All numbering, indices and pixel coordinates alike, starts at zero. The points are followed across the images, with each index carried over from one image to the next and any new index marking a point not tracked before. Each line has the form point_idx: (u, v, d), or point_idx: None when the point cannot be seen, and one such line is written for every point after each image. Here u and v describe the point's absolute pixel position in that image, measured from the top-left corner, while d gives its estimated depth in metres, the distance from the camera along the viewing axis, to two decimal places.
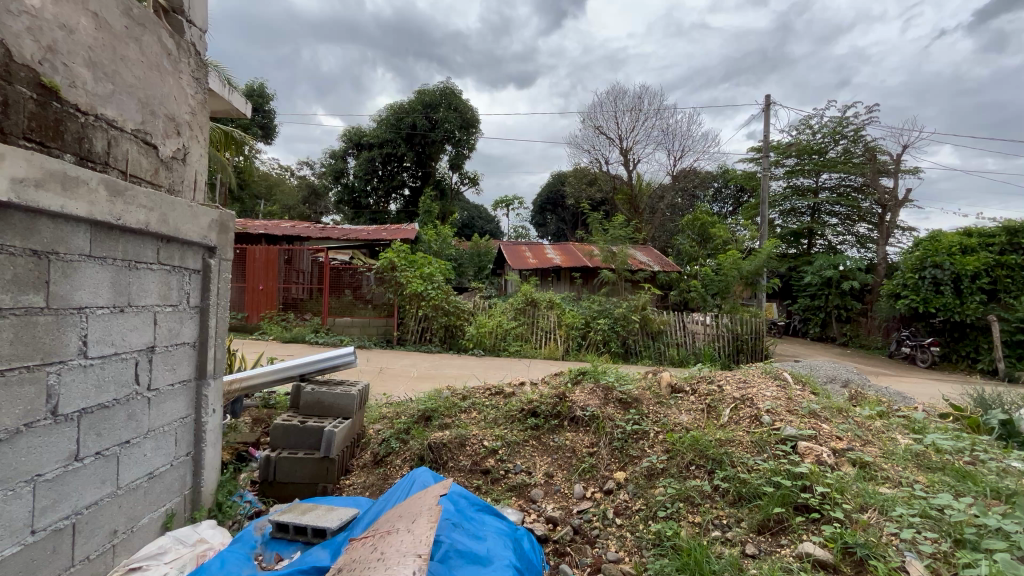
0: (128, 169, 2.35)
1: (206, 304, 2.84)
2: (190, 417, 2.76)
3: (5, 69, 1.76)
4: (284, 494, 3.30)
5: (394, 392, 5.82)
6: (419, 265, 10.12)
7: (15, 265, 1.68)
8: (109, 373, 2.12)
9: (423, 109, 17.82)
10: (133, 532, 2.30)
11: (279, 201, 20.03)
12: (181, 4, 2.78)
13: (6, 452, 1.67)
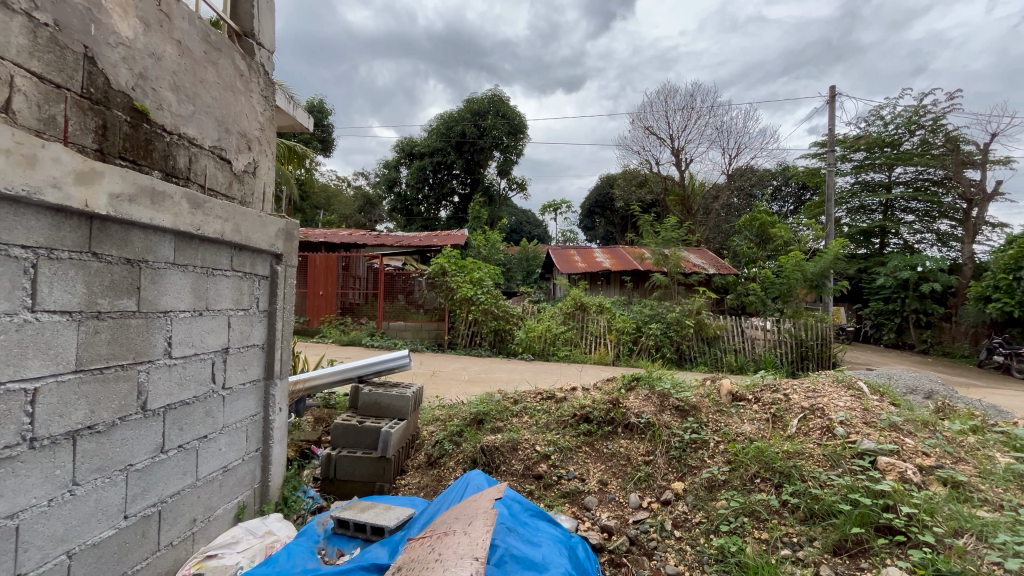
0: (206, 183, 2.54)
1: (273, 308, 3.01)
2: (259, 414, 2.92)
3: (103, 95, 1.94)
4: (344, 491, 3.43)
5: (446, 394, 5.92)
6: (469, 270, 10.28)
7: (112, 273, 1.85)
8: (190, 372, 2.29)
9: (471, 117, 18.14)
10: (210, 521, 2.46)
11: (337, 211, 21.00)
12: (252, 28, 2.98)
13: (105, 443, 1.83)
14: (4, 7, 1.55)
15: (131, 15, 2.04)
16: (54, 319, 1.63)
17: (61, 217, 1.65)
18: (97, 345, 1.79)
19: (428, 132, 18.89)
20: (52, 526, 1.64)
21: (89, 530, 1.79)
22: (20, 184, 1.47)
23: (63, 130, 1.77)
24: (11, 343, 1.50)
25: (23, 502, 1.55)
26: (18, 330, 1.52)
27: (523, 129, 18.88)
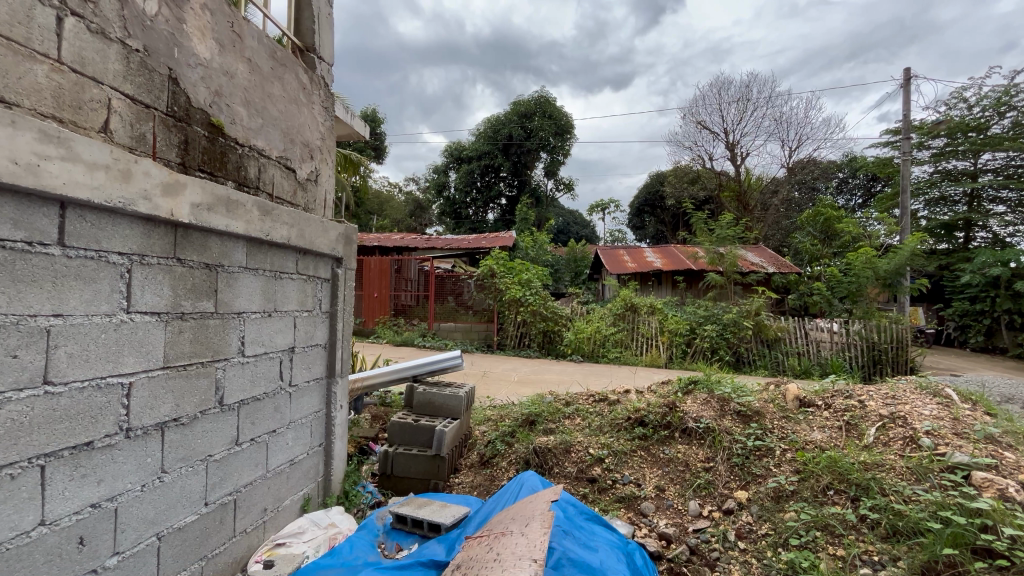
0: (273, 192, 2.69)
1: (334, 309, 3.14)
2: (322, 411, 3.06)
3: (185, 113, 2.10)
4: (400, 487, 3.53)
5: (497, 395, 5.97)
6: (518, 271, 10.33)
7: (193, 277, 1.99)
8: (261, 369, 2.44)
9: (518, 119, 18.22)
10: (278, 511, 2.60)
11: (389, 216, 21.74)
12: (313, 42, 3.13)
13: (188, 434, 1.98)
14: (103, 37, 1.71)
15: (207, 38, 2.20)
16: (146, 318, 1.77)
17: (151, 225, 1.79)
18: (181, 343, 1.94)
19: (476, 135, 19.16)
20: (144, 509, 1.79)
21: (176, 514, 1.93)
22: (117, 196, 1.61)
23: (151, 146, 1.93)
24: (111, 341, 1.64)
25: (120, 486, 1.69)
26: (115, 329, 1.66)
27: (570, 129, 18.75)
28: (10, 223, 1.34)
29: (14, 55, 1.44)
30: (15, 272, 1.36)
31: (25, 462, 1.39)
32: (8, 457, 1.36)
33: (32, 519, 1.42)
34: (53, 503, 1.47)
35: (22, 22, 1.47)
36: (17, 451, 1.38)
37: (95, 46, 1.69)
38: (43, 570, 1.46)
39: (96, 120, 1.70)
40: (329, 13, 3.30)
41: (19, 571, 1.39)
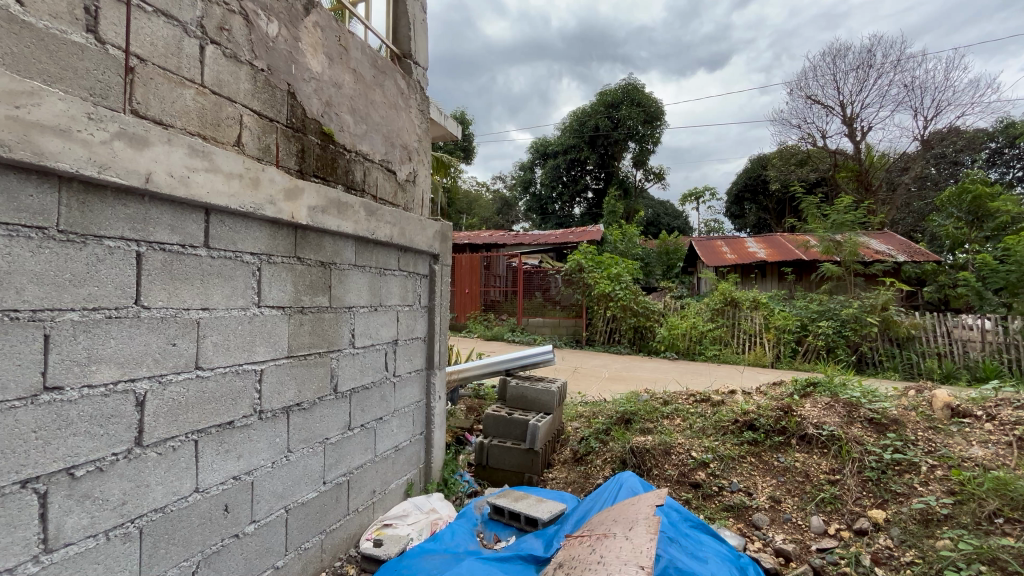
0: (377, 193, 2.85)
1: (432, 304, 3.27)
2: (423, 401, 3.21)
3: (302, 124, 2.28)
4: (495, 479, 3.60)
5: (589, 391, 5.86)
6: (606, 266, 10.04)
7: (311, 274, 2.17)
8: (369, 360, 2.60)
9: (604, 109, 17.74)
10: (385, 494, 2.76)
11: (478, 214, 22.36)
12: (410, 48, 3.26)
13: (309, 418, 2.17)
14: (234, 60, 1.91)
15: (319, 53, 2.38)
16: (273, 312, 1.96)
17: (276, 227, 1.97)
18: (301, 335, 2.12)
19: (561, 129, 18.97)
20: (274, 483, 1.98)
21: (300, 490, 2.12)
22: (248, 202, 1.78)
23: (274, 156, 2.12)
24: (246, 332, 1.84)
25: (255, 462, 1.88)
26: (249, 321, 1.85)
27: (661, 115, 17.86)
28: (167, 229, 1.53)
29: (168, 82, 1.66)
30: (172, 271, 1.56)
31: (182, 436, 1.59)
32: (170, 431, 1.55)
33: (189, 486, 1.62)
34: (205, 473, 1.68)
35: (174, 53, 1.68)
36: (177, 426, 1.58)
37: (229, 69, 1.89)
38: (198, 531, 1.66)
39: (230, 135, 1.90)
40: (423, 19, 3.42)
41: (180, 531, 1.60)
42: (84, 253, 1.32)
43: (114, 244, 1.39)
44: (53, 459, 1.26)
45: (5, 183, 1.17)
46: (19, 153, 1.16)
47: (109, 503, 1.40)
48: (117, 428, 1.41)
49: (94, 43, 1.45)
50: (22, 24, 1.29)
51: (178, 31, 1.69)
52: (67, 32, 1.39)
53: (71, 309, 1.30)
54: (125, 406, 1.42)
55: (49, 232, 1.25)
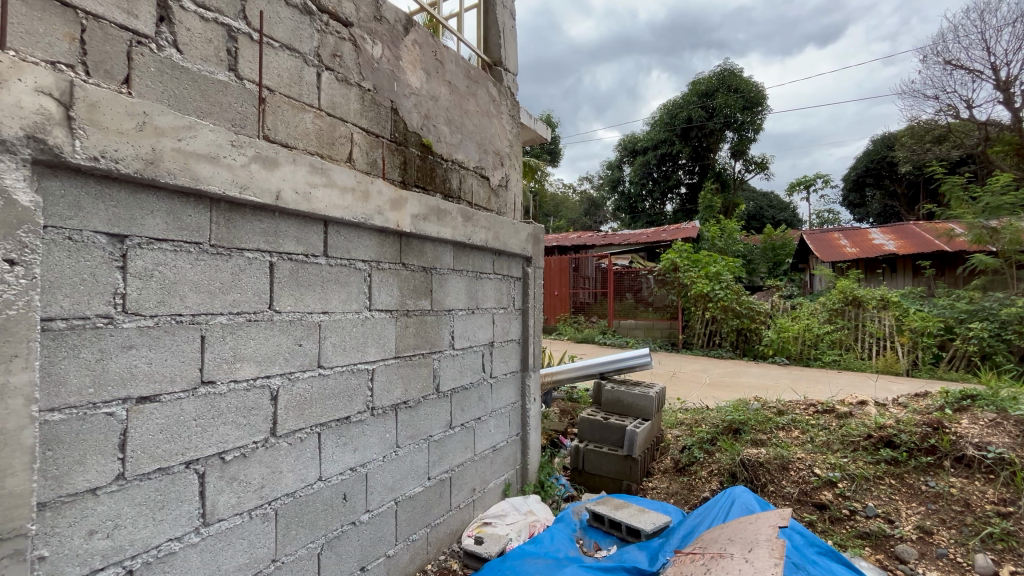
0: (472, 200, 2.94)
1: (526, 306, 3.29)
2: (518, 402, 3.23)
3: (404, 137, 2.41)
4: (592, 484, 3.52)
5: (689, 397, 5.53)
6: (704, 264, 9.40)
7: (415, 279, 2.28)
8: (467, 361, 2.68)
9: (698, 99, 16.79)
10: (485, 492, 2.83)
11: (566, 216, 22.29)
12: (500, 56, 3.33)
13: (415, 416, 2.28)
14: (345, 83, 2.08)
15: (418, 69, 2.51)
16: (382, 315, 2.09)
17: (383, 236, 2.10)
18: (407, 337, 2.24)
19: (650, 124, 18.25)
20: (385, 476, 2.11)
21: (407, 485, 2.24)
22: (360, 213, 1.92)
23: (380, 169, 2.26)
24: (359, 334, 1.98)
25: (368, 455, 2.02)
26: (362, 323, 1.99)
27: (762, 100, 16.49)
28: (294, 240, 1.70)
29: (292, 109, 1.84)
30: (299, 278, 1.72)
31: (307, 429, 1.75)
32: (298, 423, 1.72)
33: (314, 474, 1.78)
34: (327, 464, 1.83)
35: (296, 82, 1.86)
36: (303, 419, 1.74)
37: (341, 92, 2.05)
38: (322, 516, 1.81)
39: (343, 152, 2.06)
40: (512, 26, 3.47)
41: (307, 515, 1.75)
42: (230, 264, 1.50)
43: (253, 256, 1.57)
44: (208, 443, 1.45)
45: (171, 206, 1.35)
46: (181, 179, 1.34)
47: (251, 485, 1.57)
48: (256, 419, 1.58)
49: (234, 80, 1.65)
50: (181, 69, 1.51)
51: (299, 62, 1.88)
52: (214, 72, 1.60)
53: (221, 313, 1.48)
54: (262, 399, 1.60)
55: (203, 247, 1.43)
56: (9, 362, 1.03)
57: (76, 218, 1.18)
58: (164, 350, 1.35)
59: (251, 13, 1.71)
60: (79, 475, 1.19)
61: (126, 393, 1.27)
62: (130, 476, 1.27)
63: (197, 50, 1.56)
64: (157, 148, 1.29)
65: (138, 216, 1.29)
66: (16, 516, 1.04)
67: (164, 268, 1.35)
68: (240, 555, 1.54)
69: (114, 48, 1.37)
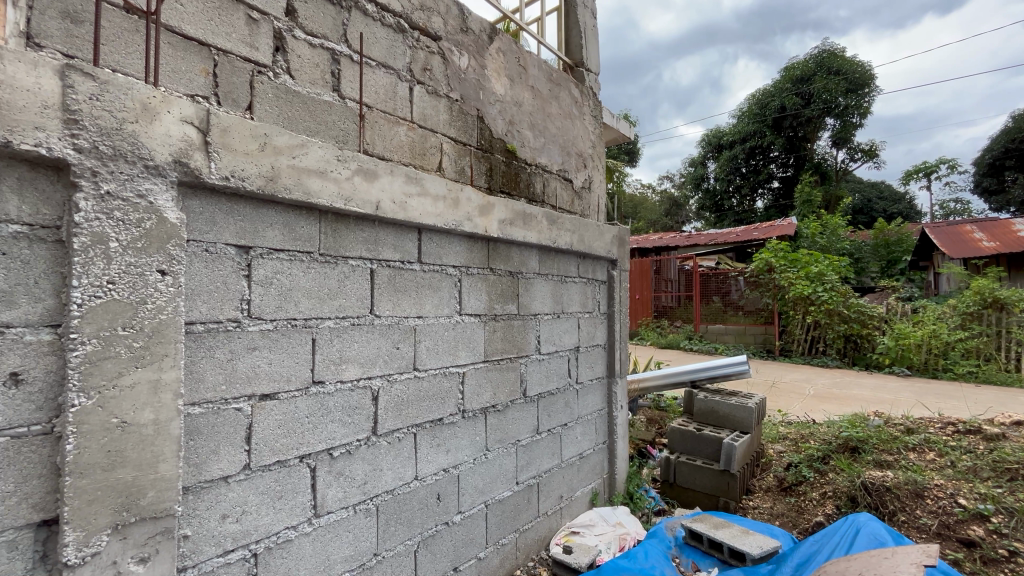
0: (556, 203, 2.91)
1: (611, 311, 3.20)
2: (605, 409, 3.14)
3: (489, 144, 2.45)
4: (685, 499, 3.32)
5: (792, 409, 5.07)
6: (804, 264, 8.56)
7: (502, 283, 2.30)
8: (553, 366, 2.65)
9: (792, 85, 15.53)
10: (572, 500, 2.77)
11: (645, 217, 21.55)
12: (582, 56, 3.28)
13: (503, 420, 2.29)
14: (435, 95, 2.15)
15: (502, 76, 2.54)
16: (471, 319, 2.12)
17: (472, 242, 2.14)
18: (495, 341, 2.25)
19: (737, 116, 17.16)
20: (476, 479, 2.13)
21: (496, 488, 2.24)
22: (450, 219, 1.97)
23: (468, 176, 2.31)
24: (451, 337, 2.02)
25: (460, 457, 2.06)
26: (453, 327, 2.04)
27: (869, 81, 14.91)
28: (391, 248, 1.78)
29: (388, 123, 1.94)
30: (396, 284, 1.80)
31: (404, 429, 1.82)
32: (396, 423, 1.79)
33: (410, 473, 1.84)
34: (422, 463, 1.89)
35: (392, 98, 1.96)
36: (401, 420, 1.80)
37: (431, 104, 2.13)
38: (418, 514, 1.87)
39: (434, 162, 2.13)
40: (594, 25, 3.42)
41: (405, 512, 1.82)
42: (336, 272, 1.60)
43: (355, 264, 1.66)
44: (319, 439, 1.54)
45: (286, 218, 1.47)
46: (295, 194, 1.45)
47: (356, 481, 1.65)
48: (359, 418, 1.67)
49: (337, 99, 1.77)
50: (293, 93, 1.65)
51: (393, 78, 1.97)
52: (320, 93, 1.73)
53: (329, 317, 1.58)
54: (364, 399, 1.68)
55: (313, 255, 1.54)
56: (162, 360, 1.17)
57: (211, 231, 1.31)
58: (282, 351, 1.46)
59: (351, 36, 1.83)
60: (215, 463, 1.31)
61: (251, 390, 1.39)
62: (254, 466, 1.39)
63: (306, 74, 1.70)
64: (276, 165, 1.41)
65: (260, 228, 1.41)
66: (166, 498, 1.18)
67: (282, 276, 1.46)
68: (346, 546, 1.62)
69: (239, 79, 1.53)
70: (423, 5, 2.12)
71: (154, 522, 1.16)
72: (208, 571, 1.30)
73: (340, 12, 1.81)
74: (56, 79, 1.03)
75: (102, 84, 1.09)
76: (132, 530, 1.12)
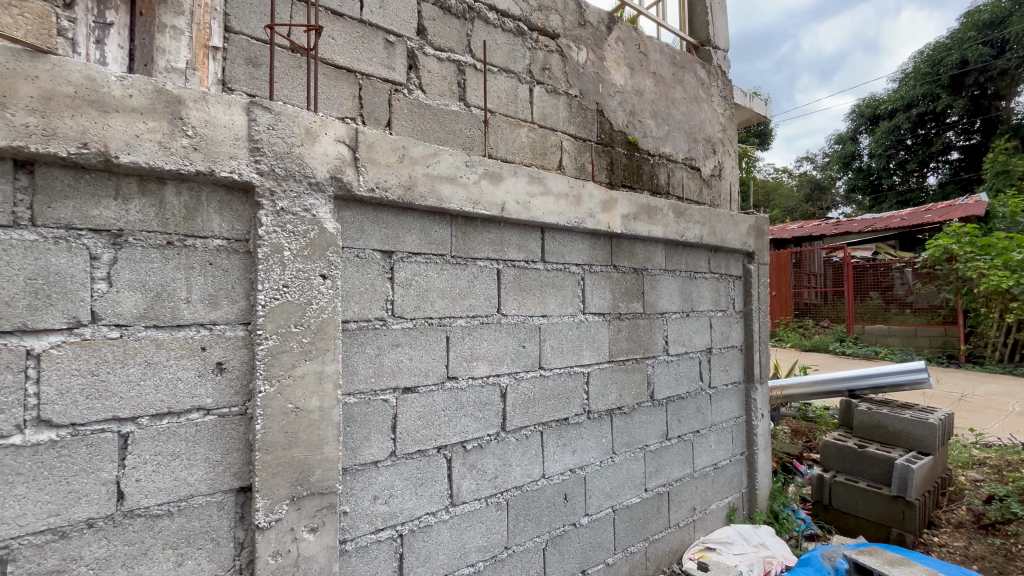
0: (682, 194, 2.73)
1: (748, 309, 2.91)
2: (743, 417, 2.86)
3: (609, 137, 2.37)
4: (845, 526, 2.88)
5: (987, 428, 4.14)
6: (1001, 251, 6.87)
7: (626, 281, 2.21)
8: (683, 369, 2.48)
9: (977, 32, 12.78)
10: (706, 513, 2.57)
11: (780, 205, 19.30)
12: (709, 34, 3.03)
13: (630, 423, 2.20)
14: (554, 94, 2.15)
15: (622, 66, 2.45)
16: (595, 318, 2.08)
17: (595, 239, 2.09)
18: (620, 341, 2.17)
19: (900, 79, 14.58)
20: (603, 481, 2.08)
21: (624, 493, 2.17)
22: (573, 217, 1.94)
23: (589, 172, 2.26)
24: (575, 337, 2.00)
25: (586, 458, 2.02)
26: (577, 326, 2.01)
27: None
28: (516, 248, 1.81)
29: (510, 125, 1.98)
30: (521, 283, 1.82)
31: (531, 427, 1.84)
32: (523, 421, 1.81)
33: (538, 471, 1.85)
34: (549, 462, 1.89)
35: (513, 101, 2.00)
36: (528, 418, 1.83)
37: (551, 103, 2.13)
38: (546, 513, 1.88)
39: (554, 160, 2.13)
40: None
41: (533, 509, 1.84)
42: (466, 272, 1.67)
43: (483, 265, 1.72)
44: (453, 433, 1.63)
45: (422, 224, 1.57)
46: (429, 201, 1.54)
47: (487, 474, 1.71)
48: (489, 413, 1.72)
49: (463, 108, 1.85)
50: (425, 107, 1.77)
51: (514, 81, 2.01)
52: (448, 104, 1.83)
53: (460, 316, 1.66)
54: (494, 395, 1.73)
55: (445, 257, 1.62)
56: (325, 354, 1.32)
57: (361, 239, 1.45)
58: (420, 347, 1.56)
59: (475, 46, 1.91)
60: (367, 449, 1.45)
61: (395, 383, 1.51)
62: (399, 453, 1.51)
63: (435, 87, 1.81)
64: (412, 174, 1.51)
65: (400, 234, 1.52)
66: (330, 476, 1.33)
67: (420, 277, 1.57)
68: (480, 537, 1.68)
69: (380, 98, 1.69)
70: (541, 5, 2.13)
71: (321, 497, 1.31)
72: (364, 545, 1.43)
73: (465, 24, 1.89)
74: (244, 116, 1.22)
75: (276, 115, 1.26)
76: (305, 502, 1.29)
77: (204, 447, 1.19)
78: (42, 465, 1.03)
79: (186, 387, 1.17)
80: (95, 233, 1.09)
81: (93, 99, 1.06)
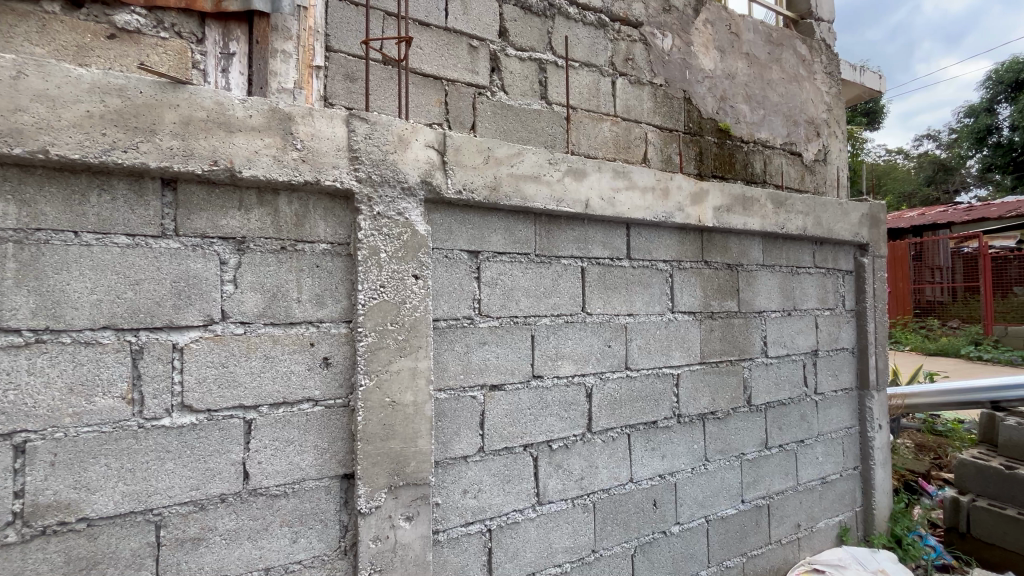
0: (780, 182, 2.51)
1: (862, 307, 2.61)
2: (856, 428, 2.57)
3: (698, 126, 2.24)
4: (991, 558, 2.49)
5: None
6: None
7: (719, 277, 2.08)
8: (784, 372, 2.28)
9: None
10: (813, 531, 2.34)
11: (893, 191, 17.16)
12: (810, 5, 2.76)
13: (724, 429, 2.07)
14: (638, 84, 2.07)
15: (711, 49, 2.31)
16: (686, 317, 1.97)
17: (684, 234, 1.98)
18: (712, 341, 2.05)
19: None
20: (695, 489, 1.97)
21: (718, 503, 2.04)
22: (660, 211, 1.86)
23: (676, 164, 2.15)
24: (663, 336, 1.91)
25: (676, 464, 1.93)
26: (665, 325, 1.92)
27: None
28: (600, 245, 1.77)
29: (592, 120, 1.94)
30: (606, 281, 1.78)
31: (618, 429, 1.79)
32: (609, 423, 1.77)
33: (626, 474, 1.80)
34: (637, 466, 1.83)
35: (595, 95, 1.95)
36: (614, 419, 1.78)
37: (635, 94, 2.06)
38: (634, 518, 1.82)
39: (638, 153, 2.06)
40: None
41: (621, 514, 1.79)
42: (550, 271, 1.67)
43: (567, 263, 1.70)
44: (539, 432, 1.63)
45: (507, 224, 1.59)
46: (514, 200, 1.55)
47: (573, 475, 1.69)
48: (575, 414, 1.70)
49: (545, 106, 1.85)
50: (508, 108, 1.79)
51: (597, 75, 1.96)
52: (530, 103, 1.83)
53: (545, 315, 1.65)
54: (579, 396, 1.71)
55: (530, 256, 1.63)
56: (417, 351, 1.38)
57: (450, 240, 1.49)
58: (507, 345, 1.58)
59: (557, 42, 1.89)
60: (457, 443, 1.49)
61: (483, 381, 1.54)
62: (487, 449, 1.54)
63: (517, 87, 1.83)
64: (497, 175, 1.53)
65: (486, 234, 1.55)
66: (423, 468, 1.38)
67: (505, 277, 1.59)
68: (566, 538, 1.67)
69: (464, 103, 1.74)
70: None
71: (416, 487, 1.37)
72: (454, 537, 1.48)
73: (546, 22, 1.88)
74: (344, 127, 1.31)
75: (372, 125, 1.34)
76: (401, 491, 1.35)
77: (314, 435, 1.30)
78: (185, 445, 1.17)
79: (298, 379, 1.28)
80: (224, 240, 1.23)
81: (221, 122, 1.19)
